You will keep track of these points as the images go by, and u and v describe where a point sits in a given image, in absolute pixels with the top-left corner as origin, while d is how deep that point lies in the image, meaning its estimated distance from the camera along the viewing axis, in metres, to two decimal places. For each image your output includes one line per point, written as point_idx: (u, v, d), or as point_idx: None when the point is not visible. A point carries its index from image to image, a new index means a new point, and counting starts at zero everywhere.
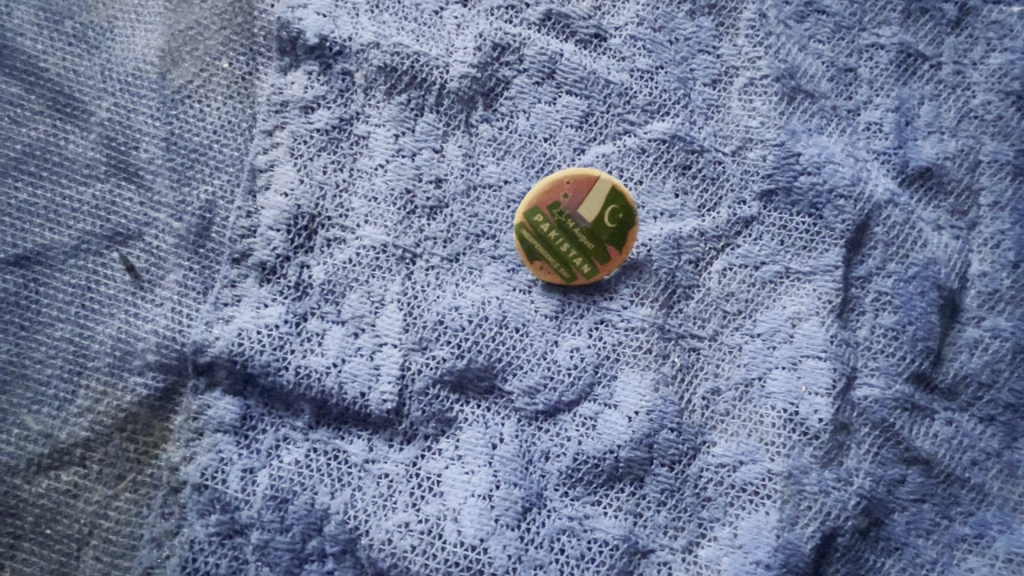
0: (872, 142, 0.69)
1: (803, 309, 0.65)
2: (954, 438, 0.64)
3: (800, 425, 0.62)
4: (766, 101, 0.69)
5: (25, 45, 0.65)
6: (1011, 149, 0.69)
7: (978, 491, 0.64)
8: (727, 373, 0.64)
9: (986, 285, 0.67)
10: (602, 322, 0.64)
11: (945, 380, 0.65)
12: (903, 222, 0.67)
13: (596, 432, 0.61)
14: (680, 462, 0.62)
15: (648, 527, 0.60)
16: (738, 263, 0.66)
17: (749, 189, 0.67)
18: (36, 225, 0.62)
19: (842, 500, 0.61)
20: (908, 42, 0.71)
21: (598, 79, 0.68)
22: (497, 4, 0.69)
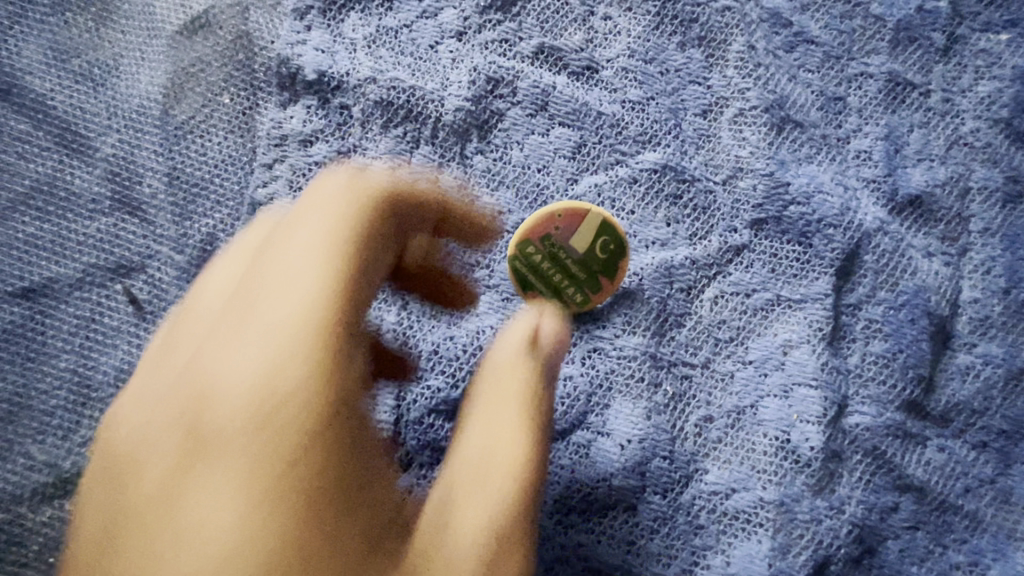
0: (862, 170, 0.70)
1: (793, 337, 0.65)
2: (946, 464, 0.65)
3: (791, 453, 0.63)
4: (756, 132, 0.70)
5: (34, 82, 0.67)
6: (1000, 175, 0.70)
7: (972, 518, 0.64)
8: (720, 400, 0.65)
9: (978, 311, 0.68)
10: (595, 350, 0.65)
11: (937, 407, 0.66)
12: (891, 250, 0.68)
13: (588, 461, 0.62)
14: (672, 490, 0.62)
15: (641, 555, 0.61)
16: (729, 290, 0.67)
17: (740, 218, 0.68)
18: (42, 259, 0.64)
19: (834, 529, 0.62)
20: (897, 71, 0.72)
21: (590, 111, 0.69)
22: (491, 38, 0.70)
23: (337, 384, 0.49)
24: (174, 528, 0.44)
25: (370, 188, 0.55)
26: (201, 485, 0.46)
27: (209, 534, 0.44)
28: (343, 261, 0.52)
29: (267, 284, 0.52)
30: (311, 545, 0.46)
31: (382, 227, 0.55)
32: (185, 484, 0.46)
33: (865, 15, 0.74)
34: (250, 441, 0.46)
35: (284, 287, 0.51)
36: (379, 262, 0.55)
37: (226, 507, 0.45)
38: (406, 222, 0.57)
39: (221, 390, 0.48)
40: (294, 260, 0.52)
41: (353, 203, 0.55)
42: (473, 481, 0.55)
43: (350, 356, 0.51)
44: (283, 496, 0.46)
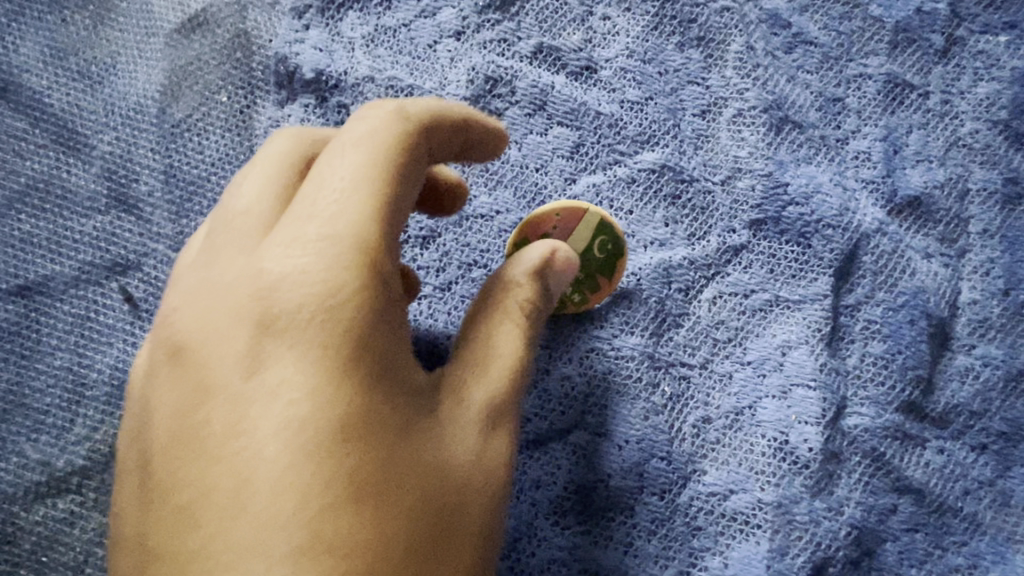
0: (861, 171, 0.70)
1: (792, 338, 0.65)
2: (945, 466, 0.64)
3: (790, 454, 0.63)
4: (755, 132, 0.70)
5: (31, 79, 0.67)
6: (999, 177, 0.70)
7: (971, 520, 0.64)
8: (718, 401, 0.64)
9: (977, 313, 0.67)
10: (593, 350, 0.65)
11: (936, 409, 0.65)
12: (890, 251, 0.67)
13: (585, 461, 0.62)
14: (670, 491, 0.62)
15: (639, 557, 0.60)
16: (728, 290, 0.66)
17: (739, 218, 0.68)
18: (37, 257, 0.64)
19: (832, 530, 0.61)
20: (895, 72, 0.72)
21: (589, 111, 0.69)
22: (489, 37, 0.70)
23: (378, 312, 0.45)
24: (220, 457, 0.42)
25: (395, 120, 0.47)
26: (243, 416, 0.42)
27: (248, 458, 0.42)
28: (373, 192, 0.45)
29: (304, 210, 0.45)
30: (358, 479, 0.43)
31: (406, 163, 0.46)
32: (226, 398, 0.43)
33: (864, 16, 0.74)
34: (295, 372, 0.43)
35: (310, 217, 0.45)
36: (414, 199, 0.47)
37: (269, 437, 0.42)
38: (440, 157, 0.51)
39: (279, 322, 0.44)
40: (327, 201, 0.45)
41: (390, 135, 0.46)
42: (477, 344, 0.53)
43: (388, 288, 0.46)
44: (321, 428, 0.42)
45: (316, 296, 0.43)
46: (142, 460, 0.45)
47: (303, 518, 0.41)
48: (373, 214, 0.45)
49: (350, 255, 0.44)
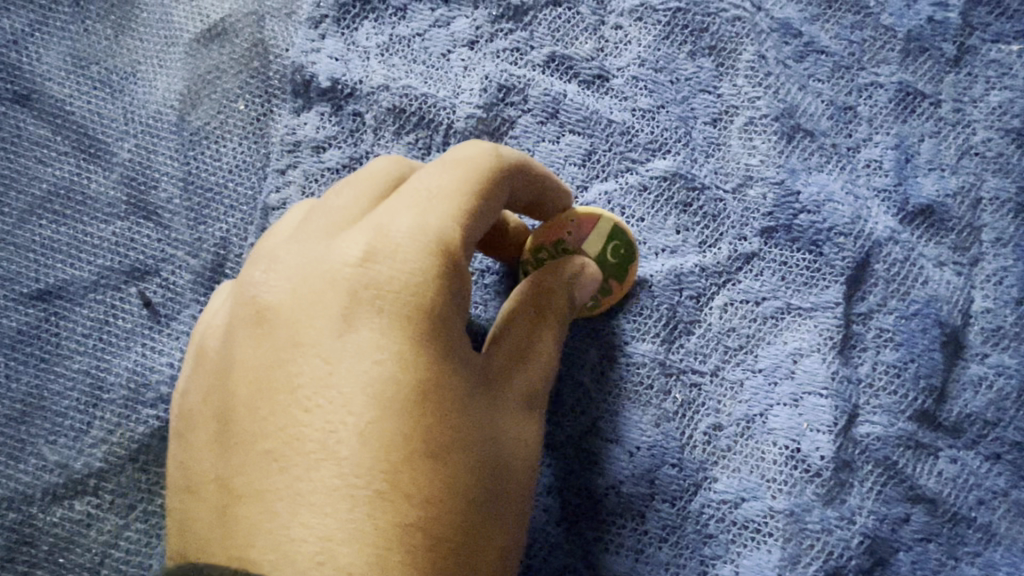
0: (873, 179, 0.70)
1: (804, 346, 0.65)
2: (959, 476, 0.64)
3: (801, 462, 0.63)
4: (766, 140, 0.70)
5: (53, 87, 0.68)
6: (1012, 186, 0.70)
7: (985, 531, 0.64)
8: (729, 409, 0.64)
9: (990, 321, 0.67)
10: (604, 357, 0.65)
11: (949, 418, 0.65)
12: (902, 260, 0.67)
13: (596, 468, 0.62)
14: (681, 498, 0.62)
15: (650, 564, 0.60)
16: (739, 298, 0.67)
17: (750, 226, 0.68)
18: (58, 261, 0.65)
19: (844, 539, 0.61)
20: (907, 80, 0.73)
21: (600, 119, 0.70)
22: (502, 46, 0.71)
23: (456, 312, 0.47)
24: (302, 407, 0.42)
25: (490, 155, 0.49)
26: (332, 369, 0.43)
27: (330, 411, 0.42)
28: (463, 195, 0.47)
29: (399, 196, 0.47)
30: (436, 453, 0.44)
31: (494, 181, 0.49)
32: (313, 351, 0.43)
33: (875, 25, 0.74)
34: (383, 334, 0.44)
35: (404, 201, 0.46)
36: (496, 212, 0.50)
37: (354, 392, 0.42)
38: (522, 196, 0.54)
39: (371, 289, 0.44)
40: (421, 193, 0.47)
41: (486, 161, 0.49)
42: (517, 337, 0.55)
43: (466, 278, 0.47)
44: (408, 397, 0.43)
45: (405, 270, 0.45)
46: (220, 406, 0.45)
47: (380, 472, 0.41)
48: (463, 215, 0.47)
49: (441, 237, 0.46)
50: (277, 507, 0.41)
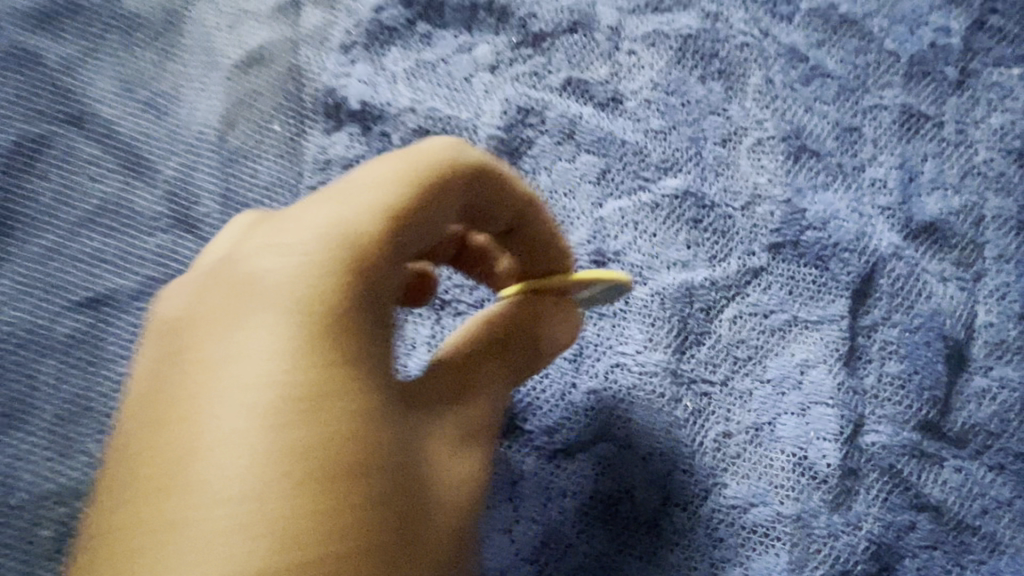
0: (878, 197, 0.72)
1: (810, 357, 0.68)
2: (963, 485, 0.66)
3: (809, 469, 0.65)
4: (774, 160, 0.73)
5: (102, 109, 0.72)
6: (1014, 204, 0.73)
7: (989, 539, 0.65)
8: (739, 417, 0.67)
9: (993, 335, 0.69)
10: (618, 365, 0.68)
11: (954, 428, 0.67)
12: (906, 275, 0.70)
13: (610, 472, 0.65)
14: (692, 503, 0.64)
15: (662, 566, 0.63)
16: (748, 310, 0.69)
17: (759, 241, 0.71)
18: (106, 271, 0.69)
19: (851, 544, 0.63)
20: (910, 103, 0.75)
21: (615, 139, 0.73)
22: (522, 71, 0.75)
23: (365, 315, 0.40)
24: (175, 417, 0.35)
25: (444, 152, 0.45)
26: (209, 377, 0.35)
27: (209, 425, 0.34)
28: (391, 189, 0.42)
29: (306, 198, 0.42)
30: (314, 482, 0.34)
31: (439, 183, 0.44)
32: (195, 354, 0.37)
33: (879, 50, 0.77)
34: (263, 322, 0.37)
35: (318, 201, 0.42)
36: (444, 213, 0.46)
37: (234, 403, 0.34)
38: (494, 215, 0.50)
39: (259, 283, 0.39)
40: (336, 192, 0.42)
41: (445, 151, 0.45)
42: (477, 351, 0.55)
43: (386, 280, 0.42)
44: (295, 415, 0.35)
45: (303, 263, 0.39)
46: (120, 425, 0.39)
47: (235, 502, 0.32)
48: (393, 211, 0.42)
49: (359, 231, 0.41)
50: (119, 539, 0.32)
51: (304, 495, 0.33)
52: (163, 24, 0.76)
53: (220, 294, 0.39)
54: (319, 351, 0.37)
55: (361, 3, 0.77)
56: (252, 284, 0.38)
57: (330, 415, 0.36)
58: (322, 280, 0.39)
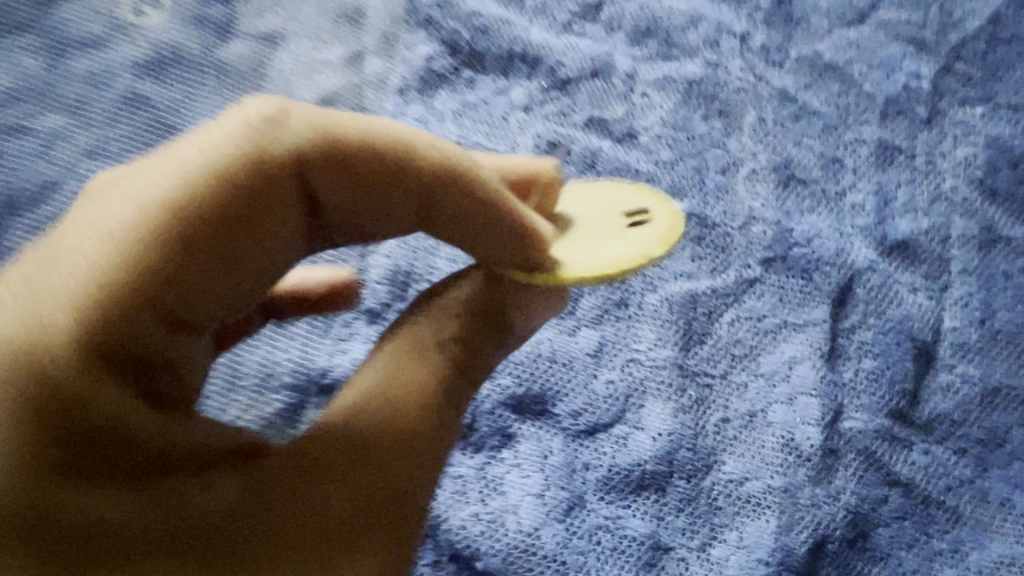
0: (857, 219, 0.84)
1: (797, 355, 0.80)
2: (930, 465, 0.77)
3: (795, 449, 0.77)
4: (767, 187, 0.86)
5: None
6: (976, 225, 0.84)
7: (953, 512, 0.76)
8: (736, 405, 0.79)
9: (957, 337, 0.81)
10: (632, 360, 0.80)
11: (922, 417, 0.78)
12: (880, 285, 0.82)
13: (626, 449, 0.77)
14: (696, 476, 0.76)
15: (669, 529, 0.74)
16: (744, 315, 0.81)
17: (753, 256, 0.83)
18: None
19: (831, 513, 0.74)
20: (885, 138, 0.88)
21: (631, 168, 0.86)
22: (551, 111, 0.89)
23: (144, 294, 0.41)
24: None
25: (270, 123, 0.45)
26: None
27: None
28: (220, 162, 0.43)
29: (142, 168, 0.44)
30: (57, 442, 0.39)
31: (264, 150, 0.44)
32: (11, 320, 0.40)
33: (858, 92, 0.89)
34: (44, 313, 0.40)
35: (133, 174, 0.43)
36: (285, 175, 0.45)
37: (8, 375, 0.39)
38: (392, 184, 0.49)
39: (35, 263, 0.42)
40: (135, 166, 0.44)
41: (239, 118, 0.45)
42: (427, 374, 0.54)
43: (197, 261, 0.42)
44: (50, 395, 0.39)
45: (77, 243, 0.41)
46: None
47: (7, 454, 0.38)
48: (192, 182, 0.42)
49: (122, 201, 0.42)
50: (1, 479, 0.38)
51: (45, 469, 0.38)
52: (249, 71, 0.90)
53: (26, 271, 0.41)
54: (104, 314, 0.40)
55: (415, 53, 0.91)
56: (41, 267, 0.41)
57: (86, 388, 0.40)
58: (83, 254, 0.41)
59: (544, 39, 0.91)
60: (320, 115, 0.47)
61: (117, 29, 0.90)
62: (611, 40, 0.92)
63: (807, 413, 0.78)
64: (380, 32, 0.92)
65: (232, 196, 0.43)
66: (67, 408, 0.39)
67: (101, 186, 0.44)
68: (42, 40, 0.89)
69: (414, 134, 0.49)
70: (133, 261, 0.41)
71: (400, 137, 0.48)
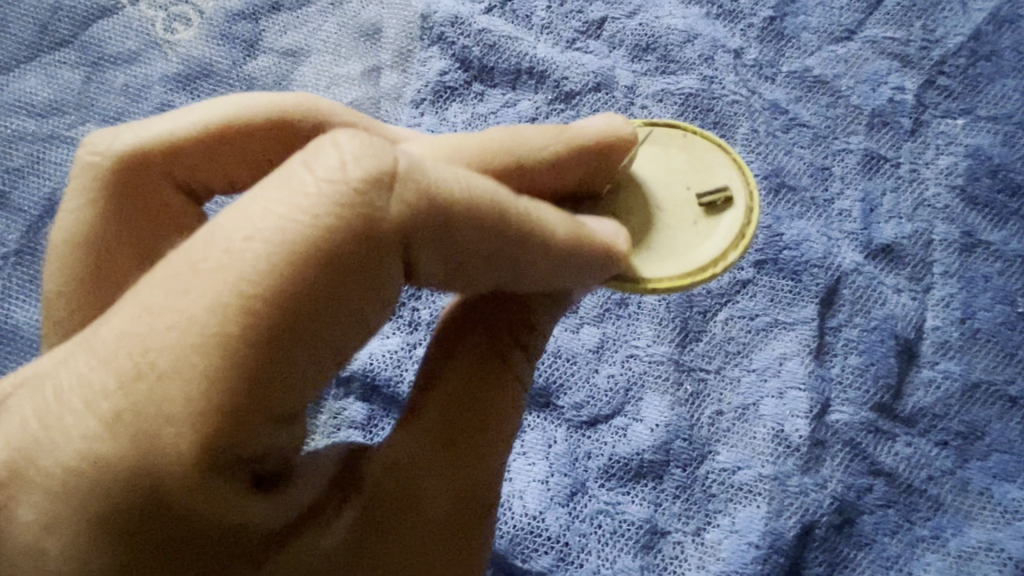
0: (844, 224, 0.90)
1: (787, 351, 0.85)
2: (913, 456, 0.81)
3: (785, 440, 0.81)
4: (759, 194, 0.91)
5: None
6: (957, 230, 0.89)
7: (935, 500, 0.80)
8: (729, 398, 0.84)
9: (939, 336, 0.86)
10: (632, 355, 0.85)
11: (905, 410, 0.83)
12: (865, 286, 0.87)
13: (626, 439, 0.82)
14: (691, 465, 0.81)
15: (666, 514, 0.79)
16: (737, 314, 0.87)
17: (746, 258, 0.88)
18: None
19: (818, 500, 0.79)
20: (871, 147, 0.93)
21: None
22: (556, 122, 0.94)
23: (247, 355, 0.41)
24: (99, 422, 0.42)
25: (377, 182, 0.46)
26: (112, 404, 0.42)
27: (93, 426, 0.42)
28: (325, 247, 0.43)
29: (229, 256, 0.42)
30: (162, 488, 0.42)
31: (365, 232, 0.45)
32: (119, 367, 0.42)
33: (846, 105, 0.95)
34: (161, 434, 0.41)
35: (223, 270, 0.42)
36: (386, 251, 0.46)
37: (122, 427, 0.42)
38: (482, 247, 0.51)
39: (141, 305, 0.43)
40: (219, 253, 0.42)
41: (348, 173, 0.45)
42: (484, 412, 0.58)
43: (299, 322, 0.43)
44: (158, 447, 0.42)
45: (175, 361, 0.41)
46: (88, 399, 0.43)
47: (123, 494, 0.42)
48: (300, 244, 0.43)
49: (225, 300, 0.41)
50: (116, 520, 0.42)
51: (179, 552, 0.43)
52: (273, 85, 0.96)
53: (129, 383, 0.42)
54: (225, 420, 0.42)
55: (428, 68, 0.96)
56: (145, 382, 0.41)
57: (210, 498, 0.43)
58: (196, 364, 0.41)
59: (550, 54, 0.97)
60: (415, 189, 0.47)
61: (151, 45, 0.98)
62: (613, 54, 0.98)
63: (795, 407, 0.82)
64: (396, 48, 0.98)
65: (341, 279, 0.44)
66: (189, 517, 0.43)
67: (181, 279, 0.42)
68: (84, 55, 0.97)
69: (499, 192, 0.51)
70: (245, 366, 0.42)
71: (493, 201, 0.50)
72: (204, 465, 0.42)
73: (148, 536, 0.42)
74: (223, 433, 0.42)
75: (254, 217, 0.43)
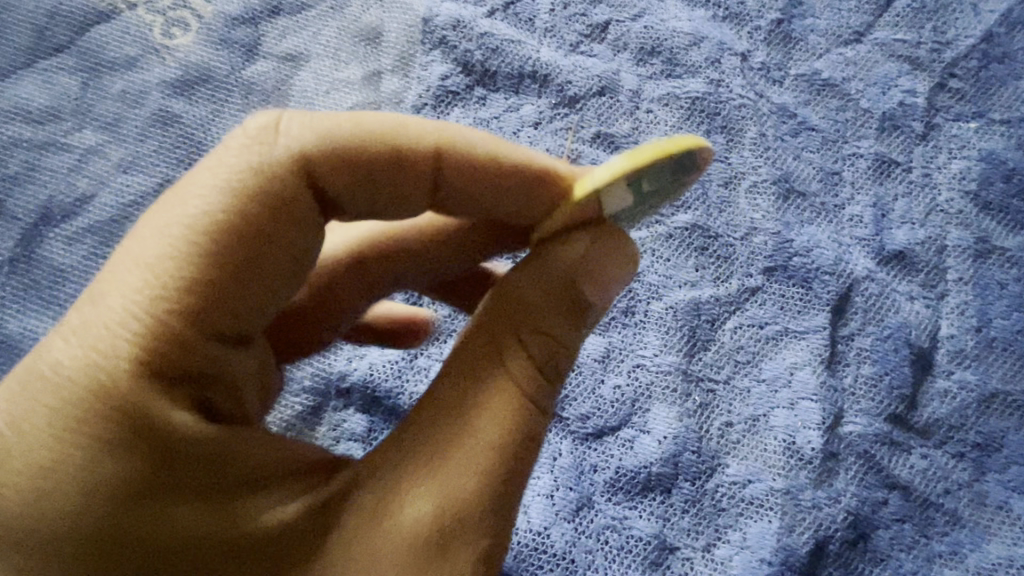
0: (855, 230, 0.88)
1: (798, 360, 0.82)
2: (929, 469, 0.79)
3: (796, 452, 0.79)
4: (767, 200, 0.89)
5: None
6: (971, 236, 0.87)
7: (952, 515, 0.78)
8: (739, 409, 0.81)
9: (954, 345, 0.83)
10: (638, 365, 0.83)
11: (920, 422, 0.81)
12: (878, 294, 0.85)
13: (633, 452, 0.80)
14: (700, 478, 0.79)
15: (674, 529, 0.77)
16: (747, 322, 0.84)
17: (755, 265, 0.86)
18: None
19: (831, 515, 0.77)
20: (882, 152, 0.91)
21: None
22: (559, 127, 0.93)
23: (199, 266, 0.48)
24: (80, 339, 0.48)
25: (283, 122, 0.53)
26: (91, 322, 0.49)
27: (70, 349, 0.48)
28: (254, 172, 0.50)
29: (186, 189, 0.50)
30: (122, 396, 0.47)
31: (257, 162, 0.51)
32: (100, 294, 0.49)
33: (856, 108, 0.93)
34: (130, 344, 0.48)
35: (178, 196, 0.50)
36: (296, 189, 0.51)
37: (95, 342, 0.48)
38: (410, 188, 0.57)
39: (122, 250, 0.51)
40: (179, 187, 0.51)
41: (257, 119, 0.54)
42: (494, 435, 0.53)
43: (240, 236, 0.49)
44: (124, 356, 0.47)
45: (138, 312, 0.48)
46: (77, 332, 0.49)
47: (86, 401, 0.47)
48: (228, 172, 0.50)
49: (176, 223, 0.49)
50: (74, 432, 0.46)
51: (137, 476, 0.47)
52: (273, 90, 0.95)
53: (113, 305, 0.48)
54: (181, 326, 0.48)
55: (430, 72, 0.95)
56: (120, 301, 0.48)
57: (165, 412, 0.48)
58: (156, 271, 0.48)
59: (553, 58, 0.95)
60: (308, 123, 0.53)
61: (149, 50, 0.96)
62: (618, 58, 0.96)
63: (806, 418, 0.80)
64: (397, 52, 0.96)
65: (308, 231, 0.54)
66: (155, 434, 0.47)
67: (152, 213, 0.51)
68: (82, 61, 0.96)
69: (404, 128, 0.56)
70: (193, 271, 0.48)
71: (395, 134, 0.55)
72: (160, 360, 0.48)
73: (107, 452, 0.46)
74: (178, 340, 0.48)
75: (204, 162, 0.51)
